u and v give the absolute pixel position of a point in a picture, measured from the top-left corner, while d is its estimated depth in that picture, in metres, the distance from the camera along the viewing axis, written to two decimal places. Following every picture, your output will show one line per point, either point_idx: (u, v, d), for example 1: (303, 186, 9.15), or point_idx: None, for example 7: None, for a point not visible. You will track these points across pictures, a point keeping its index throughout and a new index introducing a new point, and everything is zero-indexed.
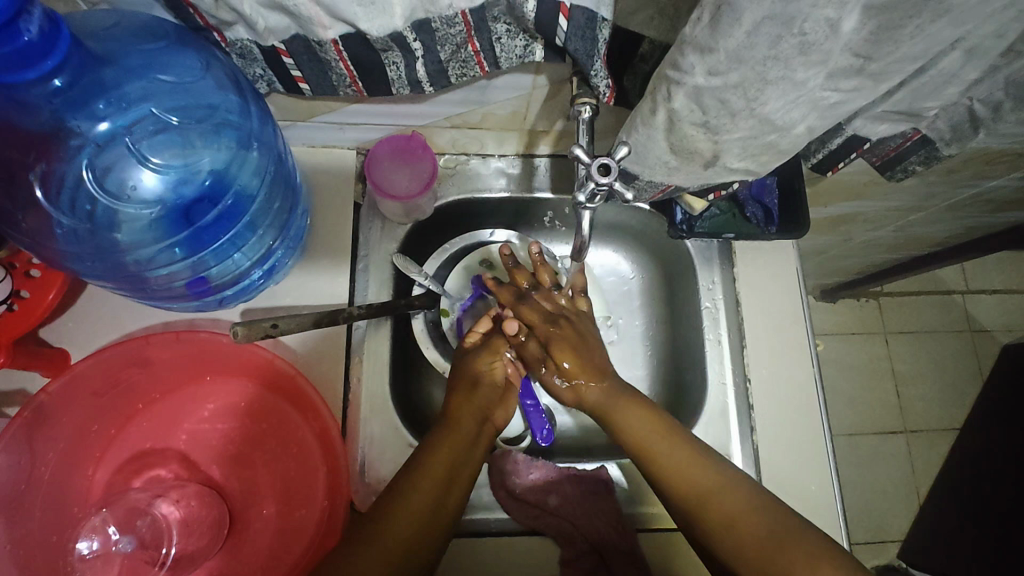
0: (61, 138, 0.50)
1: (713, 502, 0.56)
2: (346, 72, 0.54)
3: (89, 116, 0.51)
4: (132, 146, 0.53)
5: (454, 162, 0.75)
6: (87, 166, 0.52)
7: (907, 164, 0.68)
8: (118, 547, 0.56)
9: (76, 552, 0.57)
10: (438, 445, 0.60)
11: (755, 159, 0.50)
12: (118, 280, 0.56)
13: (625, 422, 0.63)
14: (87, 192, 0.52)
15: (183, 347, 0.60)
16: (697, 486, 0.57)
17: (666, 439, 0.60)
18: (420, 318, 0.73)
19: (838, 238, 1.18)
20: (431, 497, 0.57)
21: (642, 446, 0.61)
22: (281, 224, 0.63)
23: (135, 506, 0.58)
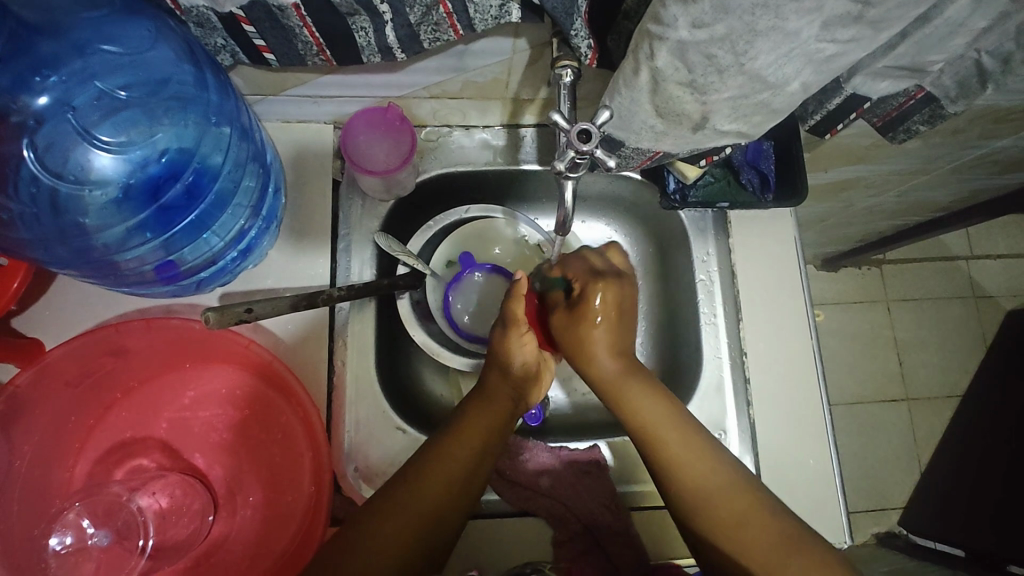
0: (3, 117, 0.48)
1: (716, 500, 0.54)
2: (312, 39, 0.51)
3: (33, 92, 0.49)
4: (81, 125, 0.51)
5: (435, 134, 0.71)
6: (31, 146, 0.50)
7: (910, 125, 0.64)
8: (94, 540, 0.53)
9: (49, 548, 0.53)
10: (474, 423, 0.58)
11: (747, 121, 0.47)
12: (84, 270, 0.54)
13: (685, 459, 0.56)
14: (42, 172, 0.50)
15: (157, 332, 0.58)
16: (709, 477, 0.55)
17: (728, 490, 0.55)
18: (406, 298, 0.69)
19: (839, 205, 1.15)
20: (463, 463, 0.56)
21: (695, 492, 0.55)
22: (256, 204, 0.60)
23: (114, 501, 0.55)
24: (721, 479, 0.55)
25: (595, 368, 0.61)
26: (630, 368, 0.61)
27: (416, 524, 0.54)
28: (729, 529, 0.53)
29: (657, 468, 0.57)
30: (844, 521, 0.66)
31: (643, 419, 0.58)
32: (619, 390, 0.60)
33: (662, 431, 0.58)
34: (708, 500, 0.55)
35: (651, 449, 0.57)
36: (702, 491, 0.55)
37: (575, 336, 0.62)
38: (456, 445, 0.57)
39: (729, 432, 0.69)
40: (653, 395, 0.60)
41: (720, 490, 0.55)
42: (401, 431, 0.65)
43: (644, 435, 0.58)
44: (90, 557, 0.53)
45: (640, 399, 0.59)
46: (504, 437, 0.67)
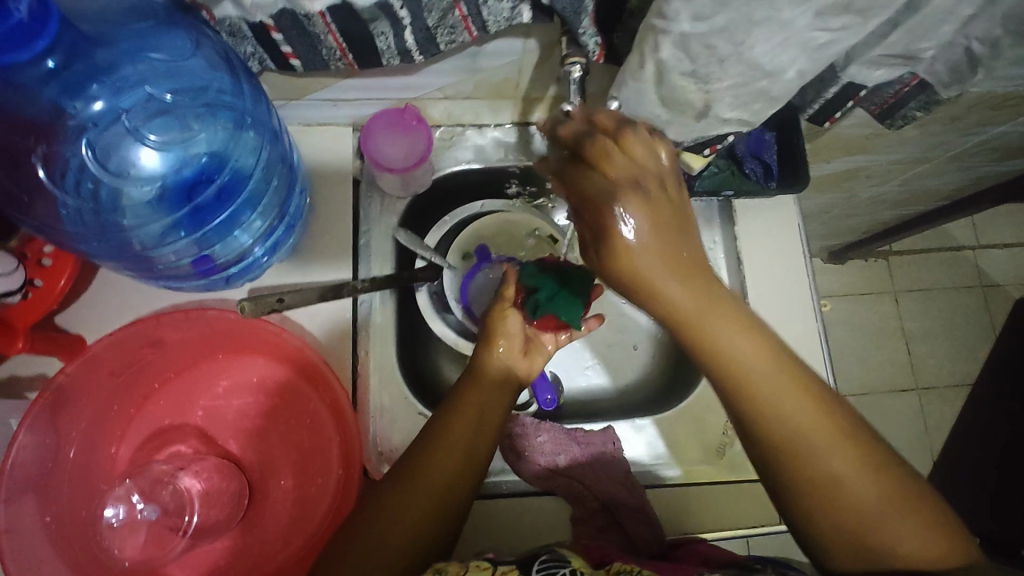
0: (61, 121, 0.52)
1: (817, 456, 0.47)
2: (335, 45, 0.54)
3: (84, 98, 0.52)
4: (132, 125, 0.55)
5: (449, 134, 0.74)
6: (88, 145, 0.53)
7: (906, 112, 0.67)
8: (143, 514, 0.59)
9: (104, 519, 0.59)
10: (468, 401, 0.60)
11: (748, 108, 0.50)
12: (123, 262, 0.58)
13: (777, 406, 0.48)
14: (93, 168, 0.54)
15: (196, 322, 0.62)
16: (807, 429, 0.48)
17: (837, 437, 0.48)
18: (425, 290, 0.74)
19: (844, 196, 1.17)
20: (464, 440, 0.58)
21: (800, 447, 0.48)
22: (283, 205, 0.63)
23: (159, 478, 0.61)
24: (821, 430, 0.48)
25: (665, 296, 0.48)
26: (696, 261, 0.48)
27: (427, 501, 0.56)
28: (829, 495, 0.47)
29: (746, 411, 0.49)
30: None
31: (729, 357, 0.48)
32: (699, 318, 0.48)
33: (759, 376, 0.48)
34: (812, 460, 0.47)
35: (740, 397, 0.49)
36: (806, 447, 0.47)
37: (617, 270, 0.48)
38: (453, 424, 0.58)
39: None
40: (741, 319, 0.49)
41: (816, 432, 0.48)
42: (424, 417, 0.68)
43: (727, 374, 0.49)
44: (140, 527, 0.59)
45: (724, 332, 0.48)
46: (518, 418, 0.68)
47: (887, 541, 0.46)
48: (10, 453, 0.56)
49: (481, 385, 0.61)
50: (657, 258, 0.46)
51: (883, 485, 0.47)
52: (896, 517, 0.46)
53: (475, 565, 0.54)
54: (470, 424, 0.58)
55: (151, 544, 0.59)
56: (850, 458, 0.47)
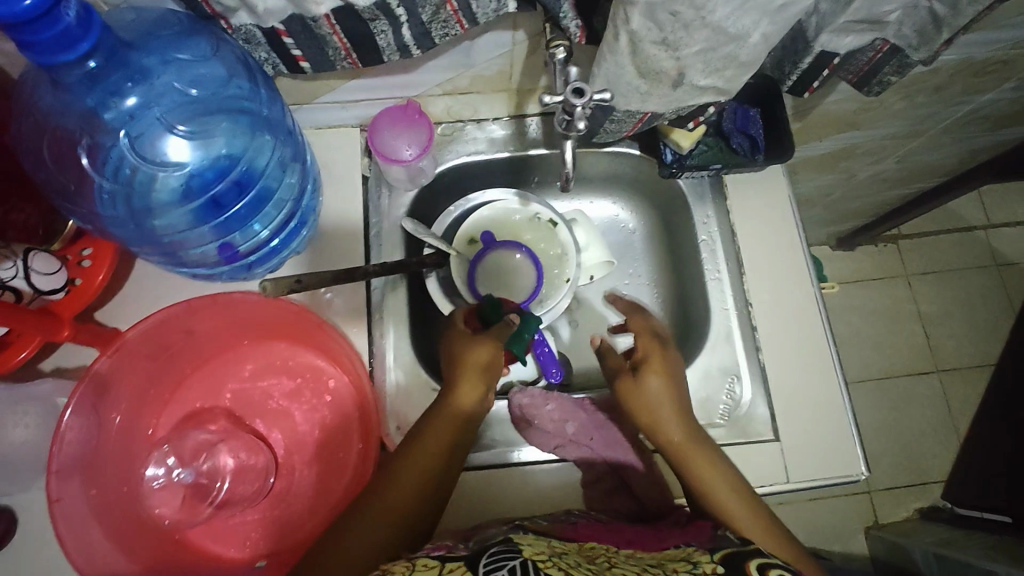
0: (98, 115, 0.57)
1: (713, 491, 0.62)
2: (340, 45, 0.60)
3: (117, 92, 0.56)
4: (160, 116, 0.59)
5: (450, 129, 0.78)
6: (126, 136, 0.59)
7: (882, 77, 0.69)
8: (179, 476, 0.64)
9: (147, 483, 0.63)
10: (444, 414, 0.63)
11: (720, 75, 0.54)
12: (157, 249, 0.64)
13: (694, 462, 0.64)
14: (129, 156, 0.59)
15: (224, 308, 0.66)
16: (704, 465, 0.63)
17: (733, 487, 0.63)
18: (433, 277, 0.78)
19: (842, 177, 1.19)
20: (442, 446, 0.62)
21: (712, 489, 0.63)
22: (296, 203, 0.69)
23: (198, 447, 0.65)
24: (728, 494, 0.62)
25: (665, 433, 0.65)
26: (672, 377, 0.67)
27: (403, 500, 0.59)
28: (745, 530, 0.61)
29: (663, 444, 0.65)
30: (859, 450, 0.70)
31: (663, 428, 0.65)
32: (635, 393, 0.67)
33: (677, 434, 0.65)
34: (728, 510, 0.62)
35: (667, 444, 0.65)
36: (709, 494, 0.63)
37: (637, 402, 0.67)
38: (431, 433, 0.62)
39: (743, 376, 0.74)
40: (677, 402, 0.66)
41: (720, 475, 0.63)
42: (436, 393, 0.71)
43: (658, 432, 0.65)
44: (178, 492, 0.63)
45: (660, 407, 0.66)
46: (527, 391, 0.71)
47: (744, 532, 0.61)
48: (60, 433, 0.58)
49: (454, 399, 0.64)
50: (654, 377, 0.67)
51: (743, 488, 0.63)
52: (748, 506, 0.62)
53: (422, 564, 0.50)
54: (445, 434, 0.62)
55: (185, 507, 0.63)
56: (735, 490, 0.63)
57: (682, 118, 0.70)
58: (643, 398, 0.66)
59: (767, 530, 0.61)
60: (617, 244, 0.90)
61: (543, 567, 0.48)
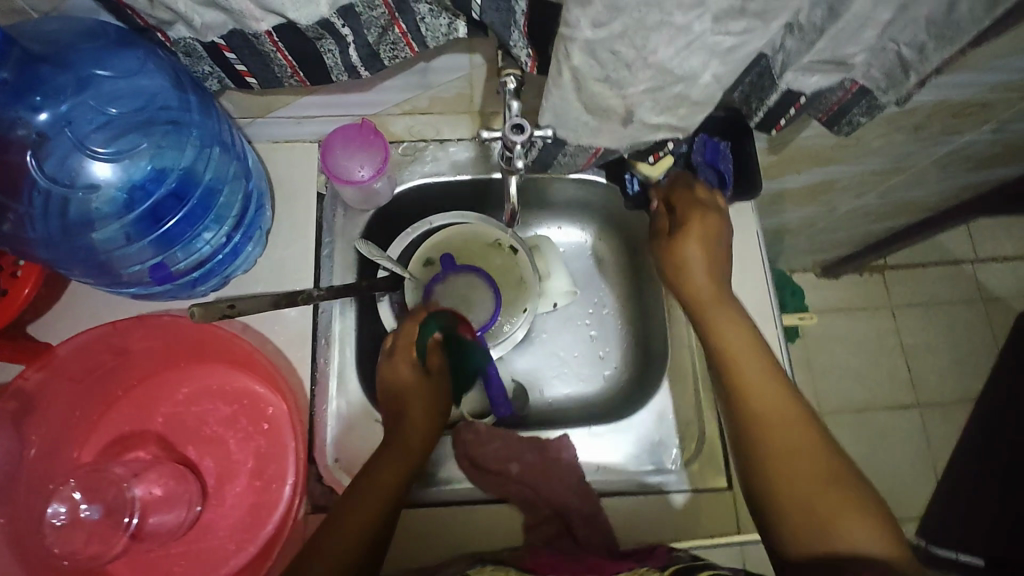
0: (15, 132, 0.55)
1: (779, 432, 0.54)
2: (286, 62, 0.57)
3: (31, 108, 0.56)
4: (80, 137, 0.58)
5: (412, 149, 0.76)
6: (45, 154, 0.57)
7: (852, 118, 0.67)
8: (84, 513, 0.59)
9: (50, 519, 0.58)
10: (390, 452, 0.59)
11: (671, 111, 0.52)
12: (87, 270, 0.61)
13: (762, 393, 0.56)
14: (51, 177, 0.57)
15: (158, 330, 0.64)
16: (769, 398, 0.56)
17: (805, 429, 0.54)
18: (386, 301, 0.76)
19: (824, 208, 1.17)
20: (395, 485, 0.57)
21: (762, 412, 0.55)
22: (241, 215, 0.66)
23: (114, 480, 0.61)
24: (805, 434, 0.53)
25: (693, 280, 0.64)
26: (718, 291, 0.64)
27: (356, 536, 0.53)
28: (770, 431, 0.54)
29: (731, 399, 0.57)
30: None
31: (727, 346, 0.60)
32: (704, 305, 0.63)
33: (734, 343, 0.60)
34: (750, 393, 0.56)
35: (735, 386, 0.57)
36: (778, 437, 0.54)
37: (674, 262, 0.65)
38: (382, 469, 0.58)
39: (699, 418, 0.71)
40: (747, 335, 0.60)
41: (784, 419, 0.54)
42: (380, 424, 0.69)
43: (721, 355, 0.60)
44: (82, 531, 0.58)
45: (745, 356, 0.58)
46: (473, 425, 0.70)
47: (828, 520, 0.49)
48: None
49: (403, 438, 0.61)
50: (694, 250, 0.64)
51: (832, 465, 0.52)
52: (835, 490, 0.51)
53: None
54: (397, 471, 0.58)
55: (93, 543, 0.58)
56: (843, 503, 0.50)
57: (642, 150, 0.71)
58: (719, 330, 0.61)
59: (801, 424, 0.54)
60: (583, 272, 0.87)
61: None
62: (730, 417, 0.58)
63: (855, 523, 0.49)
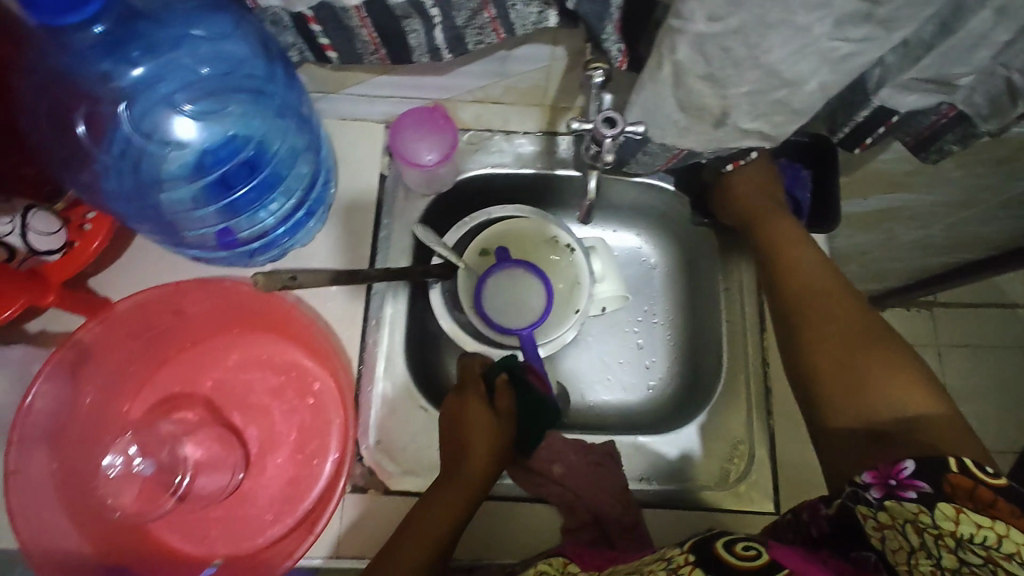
0: (104, 84, 0.56)
1: (848, 352, 0.57)
2: (369, 39, 0.57)
3: (123, 61, 0.55)
4: (168, 93, 0.59)
5: (477, 138, 0.76)
6: (131, 109, 0.58)
7: (942, 144, 0.63)
8: (139, 468, 0.62)
9: (105, 471, 0.62)
10: (460, 476, 0.59)
11: (768, 120, 0.50)
12: (155, 226, 0.62)
13: (823, 316, 0.60)
14: (135, 132, 0.59)
15: (216, 295, 0.64)
16: (831, 313, 0.60)
17: (877, 348, 0.56)
18: (437, 288, 0.74)
19: (883, 238, 1.13)
20: (453, 513, 0.57)
21: (813, 327, 0.60)
22: (306, 190, 0.67)
23: (166, 437, 0.64)
24: (872, 342, 0.57)
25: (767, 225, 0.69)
26: (790, 237, 0.68)
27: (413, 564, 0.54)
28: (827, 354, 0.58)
29: (797, 319, 0.62)
30: None
31: (791, 281, 0.64)
32: (771, 242, 0.68)
33: (803, 278, 0.64)
34: (816, 324, 0.60)
35: (798, 309, 0.62)
36: (846, 356, 0.57)
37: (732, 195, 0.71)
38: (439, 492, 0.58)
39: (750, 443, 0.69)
40: (817, 266, 0.64)
41: (852, 335, 0.58)
42: (424, 411, 0.68)
43: (789, 294, 0.64)
44: (136, 481, 0.61)
45: (799, 273, 0.64)
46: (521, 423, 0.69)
47: (871, 386, 0.54)
48: (26, 403, 0.57)
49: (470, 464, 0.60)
50: (754, 196, 0.71)
51: (885, 351, 0.56)
52: (884, 366, 0.55)
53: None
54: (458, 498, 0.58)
55: (142, 498, 0.61)
56: (895, 376, 0.54)
57: (723, 159, 0.69)
58: (794, 267, 0.65)
59: (866, 344, 0.57)
60: (635, 279, 0.85)
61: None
62: (789, 341, 0.62)
63: (911, 404, 0.52)
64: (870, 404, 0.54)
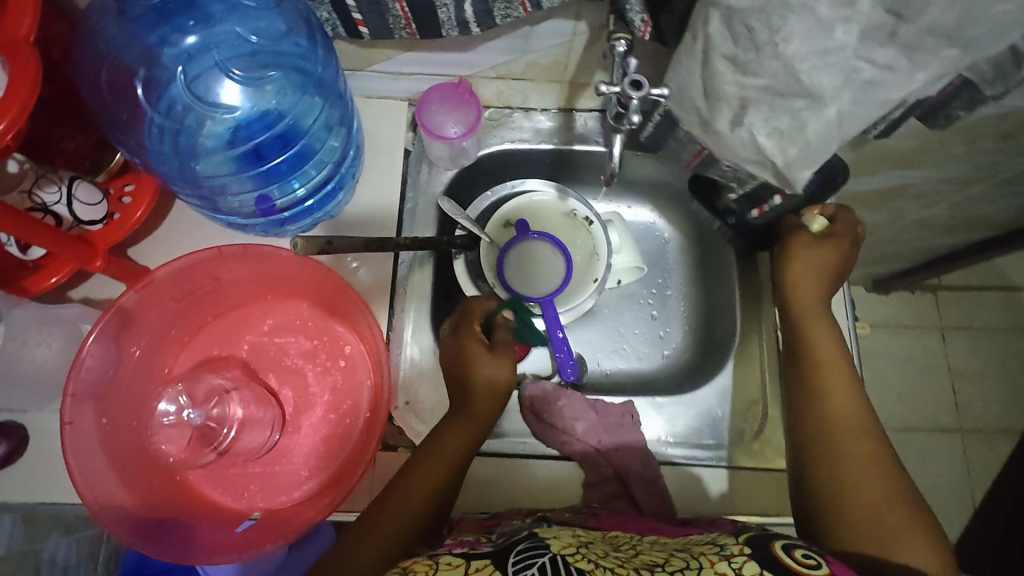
0: (163, 48, 0.61)
1: (853, 471, 0.55)
2: (401, 13, 0.59)
3: (180, 28, 0.61)
4: (219, 61, 0.62)
5: (498, 114, 0.78)
6: (184, 72, 0.62)
7: (951, 111, 0.66)
8: (188, 416, 0.62)
9: (158, 418, 0.62)
10: (462, 419, 0.62)
11: (783, 147, 0.55)
12: (195, 191, 0.64)
13: (836, 412, 0.59)
14: (188, 94, 0.62)
15: (251, 261, 0.66)
16: (844, 417, 0.58)
17: (881, 470, 0.55)
18: (461, 259, 0.77)
19: (890, 217, 1.16)
20: (456, 455, 0.60)
21: (839, 435, 0.57)
22: (337, 163, 0.69)
23: (212, 390, 0.64)
24: (886, 479, 0.55)
25: (797, 288, 0.67)
26: (818, 303, 0.66)
27: (418, 504, 0.57)
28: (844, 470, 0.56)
29: (815, 412, 0.60)
30: None
31: (819, 369, 0.62)
32: (802, 320, 0.66)
33: (826, 362, 0.62)
34: (821, 423, 0.59)
35: (815, 398, 0.60)
36: (851, 463, 0.56)
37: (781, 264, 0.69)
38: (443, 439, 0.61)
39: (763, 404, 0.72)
40: (836, 347, 0.63)
41: (865, 443, 0.56)
42: None
43: (813, 383, 0.61)
44: (186, 432, 0.63)
45: (829, 364, 0.61)
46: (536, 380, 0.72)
47: (874, 516, 0.53)
48: (80, 358, 0.59)
49: (473, 408, 0.63)
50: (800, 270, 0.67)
51: (888, 477, 0.54)
52: (894, 518, 0.52)
53: (445, 562, 0.47)
54: (461, 441, 0.61)
55: (191, 447, 0.62)
56: (897, 513, 0.53)
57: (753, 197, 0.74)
58: (821, 358, 0.62)
59: (871, 459, 0.55)
60: (650, 252, 0.88)
61: (575, 559, 0.46)
62: (801, 428, 0.60)
63: (905, 549, 0.51)
64: (862, 523, 0.53)
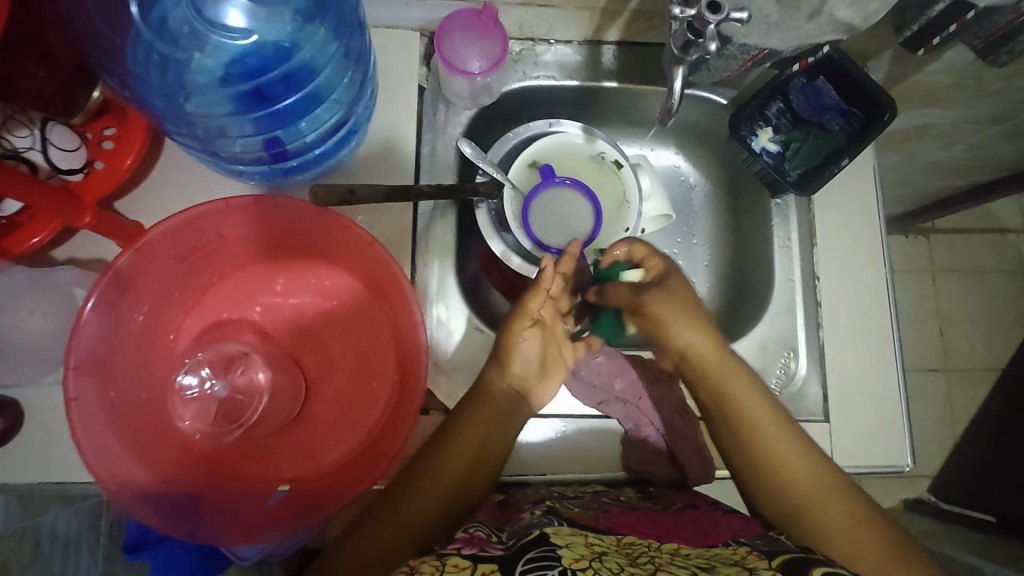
0: None
1: (800, 493, 0.57)
2: None
3: None
4: None
5: (521, 47, 0.71)
6: None
7: (1013, 47, 0.61)
8: (212, 388, 0.61)
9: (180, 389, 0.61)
10: (468, 429, 0.59)
11: None
12: (189, 133, 0.56)
13: (775, 443, 0.59)
14: (183, 12, 0.54)
15: (265, 215, 0.59)
16: (783, 445, 0.59)
17: (834, 491, 0.57)
18: (483, 208, 0.71)
19: (901, 159, 1.13)
20: (460, 466, 0.58)
21: (783, 469, 0.58)
22: (349, 107, 0.61)
23: (230, 358, 0.62)
24: (832, 490, 0.57)
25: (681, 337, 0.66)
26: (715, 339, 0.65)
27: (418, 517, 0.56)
28: (815, 506, 0.57)
29: (749, 442, 0.60)
30: (908, 441, 0.67)
31: (744, 407, 0.61)
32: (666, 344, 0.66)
33: (736, 390, 0.62)
34: (768, 450, 0.59)
35: (747, 428, 0.61)
36: (804, 488, 0.57)
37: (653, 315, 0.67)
38: (445, 448, 0.58)
39: (800, 355, 0.71)
40: (738, 374, 0.63)
41: (810, 474, 0.58)
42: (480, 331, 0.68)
43: (737, 412, 0.62)
44: (210, 405, 0.61)
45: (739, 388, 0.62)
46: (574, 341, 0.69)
47: (820, 521, 0.56)
48: (77, 327, 0.53)
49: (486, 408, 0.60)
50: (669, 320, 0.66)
51: (837, 489, 0.57)
52: (842, 516, 0.56)
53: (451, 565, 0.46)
54: (469, 448, 0.58)
55: (217, 421, 0.60)
56: (848, 514, 0.56)
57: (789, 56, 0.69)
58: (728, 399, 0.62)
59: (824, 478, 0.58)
60: (676, 200, 0.83)
61: None
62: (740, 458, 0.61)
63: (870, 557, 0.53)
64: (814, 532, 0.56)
